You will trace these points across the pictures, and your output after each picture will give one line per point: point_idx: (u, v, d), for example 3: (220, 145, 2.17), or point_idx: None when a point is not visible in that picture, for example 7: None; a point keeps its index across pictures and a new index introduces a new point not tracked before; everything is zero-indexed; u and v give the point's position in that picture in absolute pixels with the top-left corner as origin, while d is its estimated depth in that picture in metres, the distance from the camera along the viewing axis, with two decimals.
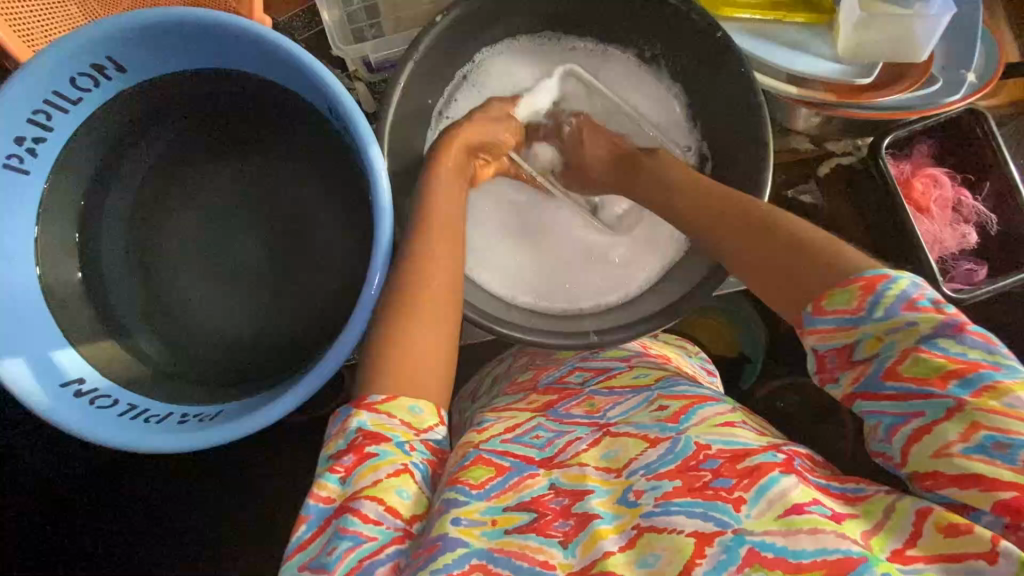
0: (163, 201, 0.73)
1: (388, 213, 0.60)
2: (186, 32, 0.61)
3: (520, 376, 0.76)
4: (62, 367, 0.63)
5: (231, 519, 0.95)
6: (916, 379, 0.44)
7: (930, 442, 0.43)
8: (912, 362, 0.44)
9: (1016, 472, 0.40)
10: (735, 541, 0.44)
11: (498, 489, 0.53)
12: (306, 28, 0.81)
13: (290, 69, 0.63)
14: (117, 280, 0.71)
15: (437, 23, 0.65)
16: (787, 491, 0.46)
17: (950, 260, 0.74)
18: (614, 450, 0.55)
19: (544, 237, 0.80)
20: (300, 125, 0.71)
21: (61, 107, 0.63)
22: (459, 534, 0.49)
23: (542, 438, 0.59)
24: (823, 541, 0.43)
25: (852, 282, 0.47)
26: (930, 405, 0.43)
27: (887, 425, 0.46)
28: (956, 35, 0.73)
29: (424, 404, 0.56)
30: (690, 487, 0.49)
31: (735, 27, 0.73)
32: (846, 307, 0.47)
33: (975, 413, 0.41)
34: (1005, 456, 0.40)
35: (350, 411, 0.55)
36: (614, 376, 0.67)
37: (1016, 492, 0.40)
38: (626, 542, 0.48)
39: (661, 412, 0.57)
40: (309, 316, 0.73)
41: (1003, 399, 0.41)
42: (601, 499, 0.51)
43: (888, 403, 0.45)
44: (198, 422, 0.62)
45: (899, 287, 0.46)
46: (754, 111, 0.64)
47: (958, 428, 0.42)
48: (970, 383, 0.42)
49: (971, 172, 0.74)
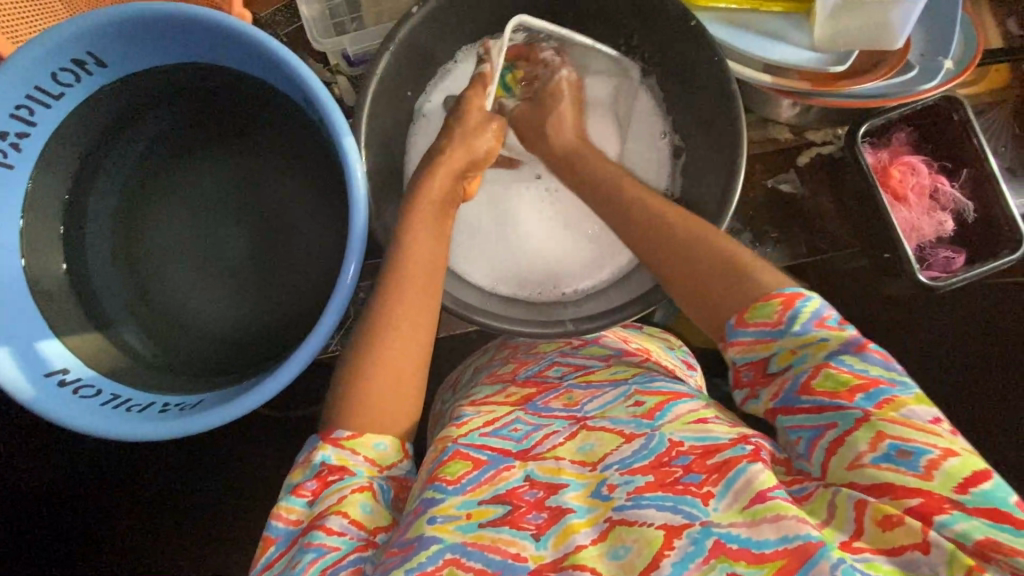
0: (149, 197, 0.74)
1: (363, 207, 0.60)
2: (166, 27, 0.61)
3: (500, 367, 0.74)
4: (46, 358, 0.64)
5: (223, 511, 0.96)
6: (827, 393, 0.47)
7: (843, 454, 0.46)
8: (823, 378, 0.48)
9: (921, 477, 0.43)
10: (703, 533, 0.46)
11: (474, 483, 0.55)
12: (289, 21, 0.82)
13: (268, 63, 0.63)
14: (106, 274, 0.72)
15: (414, 14, 0.66)
16: (753, 478, 0.48)
17: (929, 248, 0.74)
18: (590, 445, 0.57)
19: (521, 223, 0.81)
20: (282, 118, 0.72)
21: (43, 101, 0.63)
22: (434, 532, 0.51)
23: (520, 431, 0.60)
24: (785, 528, 0.44)
25: (772, 299, 0.51)
26: (841, 417, 0.47)
27: (808, 440, 0.49)
28: (934, 22, 0.73)
29: (389, 440, 0.58)
30: (662, 482, 0.50)
31: (712, 17, 0.73)
32: (767, 321, 0.50)
33: (879, 422, 0.45)
34: (909, 463, 0.44)
35: (317, 443, 0.58)
36: (593, 371, 0.68)
37: (921, 498, 0.43)
38: (598, 535, 0.49)
39: (638, 408, 0.58)
40: (291, 306, 0.74)
41: (900, 411, 0.45)
42: (575, 493, 0.53)
43: (803, 416, 0.49)
44: (179, 411, 0.63)
45: (812, 306, 0.50)
46: (728, 98, 0.64)
47: (867, 437, 0.45)
48: (873, 397, 0.46)
49: (947, 159, 0.75)
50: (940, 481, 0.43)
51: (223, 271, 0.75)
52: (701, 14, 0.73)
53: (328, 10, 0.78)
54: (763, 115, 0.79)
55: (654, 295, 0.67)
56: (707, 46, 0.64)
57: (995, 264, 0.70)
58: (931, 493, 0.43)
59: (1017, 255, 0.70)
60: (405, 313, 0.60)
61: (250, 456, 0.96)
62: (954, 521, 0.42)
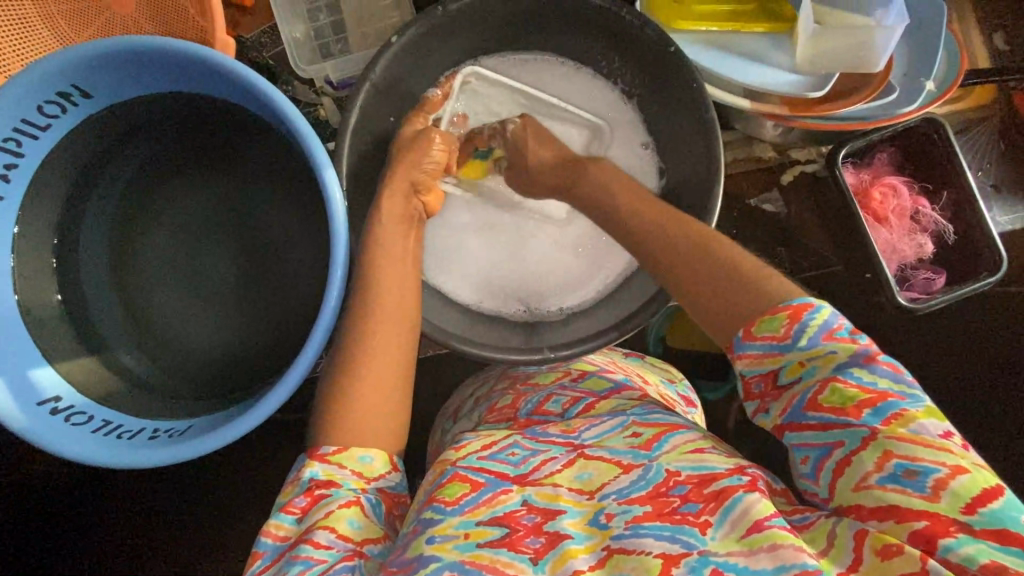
0: (136, 222, 0.74)
1: (343, 237, 0.61)
2: (149, 58, 0.62)
3: (499, 402, 0.72)
4: (39, 386, 0.65)
5: (216, 531, 0.96)
6: (833, 409, 0.46)
7: (850, 475, 0.45)
8: (830, 393, 0.46)
9: (928, 498, 0.42)
10: (701, 563, 0.45)
11: (472, 504, 0.52)
12: (275, 43, 0.83)
13: (246, 92, 0.64)
14: (98, 300, 0.72)
15: (392, 44, 0.66)
16: (750, 508, 0.47)
17: (910, 268, 0.75)
18: (588, 473, 0.54)
19: (507, 240, 0.81)
20: (268, 143, 0.72)
21: (29, 133, 0.63)
22: (433, 552, 0.48)
23: (518, 455, 0.57)
24: (782, 558, 0.43)
25: (780, 310, 0.49)
26: (848, 435, 0.46)
27: (815, 460, 0.48)
28: (917, 42, 0.72)
29: (376, 453, 0.57)
30: (659, 512, 0.48)
31: (691, 39, 0.72)
32: (774, 334, 0.49)
33: (886, 440, 0.44)
34: (916, 484, 0.42)
35: (304, 460, 0.56)
36: (594, 404, 0.65)
37: (927, 521, 0.42)
38: (596, 562, 0.47)
39: (635, 438, 0.56)
40: (277, 328, 0.75)
41: (909, 427, 0.44)
42: (572, 520, 0.50)
43: (810, 434, 0.48)
44: (168, 437, 0.64)
45: (821, 318, 0.48)
46: (707, 125, 0.65)
47: (873, 457, 0.44)
48: (880, 413, 0.45)
49: (928, 181, 0.76)
50: (947, 501, 0.42)
51: (212, 297, 0.75)
52: (678, 37, 0.72)
53: (313, 31, 0.79)
54: (746, 133, 0.79)
55: (632, 321, 0.69)
56: (686, 73, 0.65)
57: (975, 286, 0.71)
58: (938, 516, 0.41)
59: (996, 277, 0.71)
60: (390, 341, 0.61)
61: (244, 473, 0.95)
62: (959, 545, 0.41)
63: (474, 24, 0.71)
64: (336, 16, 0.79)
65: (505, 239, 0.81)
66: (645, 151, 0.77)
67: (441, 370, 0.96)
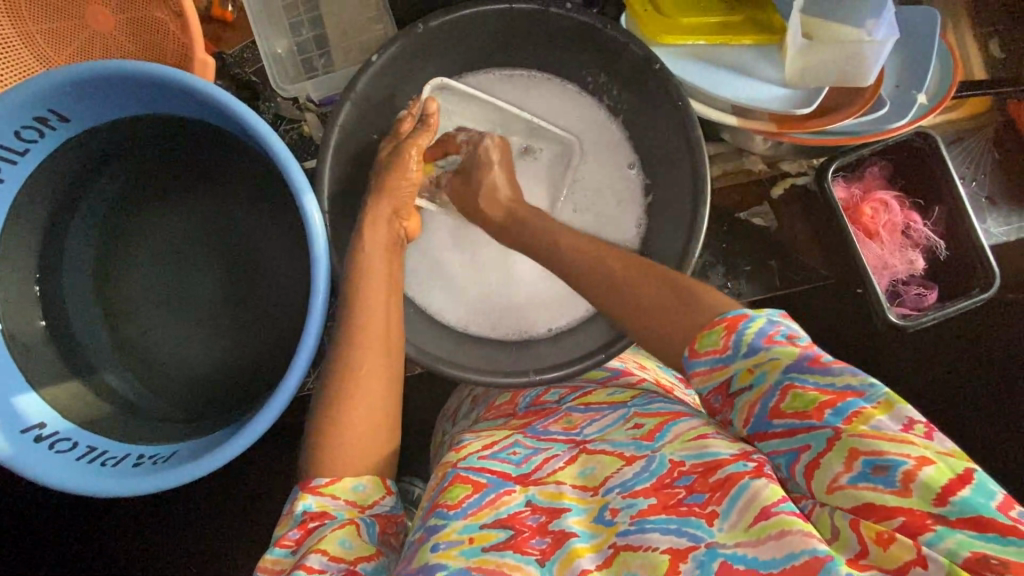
0: (120, 243, 0.74)
1: (324, 262, 0.60)
2: (125, 82, 0.61)
3: (497, 400, 0.71)
4: (24, 414, 0.64)
5: (211, 543, 0.96)
6: (796, 414, 0.43)
7: (821, 478, 0.42)
8: (789, 399, 0.43)
9: (900, 493, 0.39)
10: (708, 556, 0.43)
11: (475, 506, 0.51)
12: (257, 58, 0.81)
13: (224, 115, 0.63)
14: (82, 324, 0.72)
15: (373, 63, 0.65)
16: (758, 493, 0.43)
17: (902, 284, 0.75)
18: (590, 468, 0.53)
19: (495, 257, 0.80)
20: (251, 162, 0.71)
21: (8, 159, 0.63)
22: (438, 559, 0.48)
23: (520, 454, 0.56)
24: (791, 545, 0.41)
25: (716, 323, 0.47)
26: (813, 437, 0.42)
27: (786, 466, 0.44)
28: (909, 54, 0.71)
29: (367, 479, 0.57)
30: (665, 505, 0.46)
31: (677, 53, 0.71)
32: (715, 348, 0.47)
33: (850, 439, 0.40)
34: (886, 480, 0.39)
35: (297, 491, 0.56)
36: (590, 393, 0.64)
37: (904, 516, 0.39)
38: (602, 560, 0.46)
39: (637, 429, 0.54)
40: (264, 347, 0.74)
41: (870, 423, 0.40)
42: (577, 518, 0.49)
43: (778, 441, 0.44)
44: (152, 464, 0.64)
45: (756, 325, 0.46)
46: (692, 145, 0.64)
47: (840, 458, 0.41)
48: (841, 411, 0.41)
49: (919, 198, 0.75)
50: (919, 495, 0.38)
51: (197, 318, 0.75)
52: (662, 52, 0.71)
53: (296, 46, 0.78)
54: (737, 145, 0.77)
55: (619, 341, 0.66)
56: (671, 89, 0.63)
57: (967, 302, 0.70)
58: (914, 510, 0.38)
59: (988, 295, 0.70)
60: (373, 365, 0.60)
61: (237, 485, 0.95)
62: (940, 540, 0.38)
63: (457, 40, 0.70)
64: (319, 31, 0.78)
65: (494, 258, 0.80)
66: (631, 172, 0.77)
67: (434, 381, 0.96)
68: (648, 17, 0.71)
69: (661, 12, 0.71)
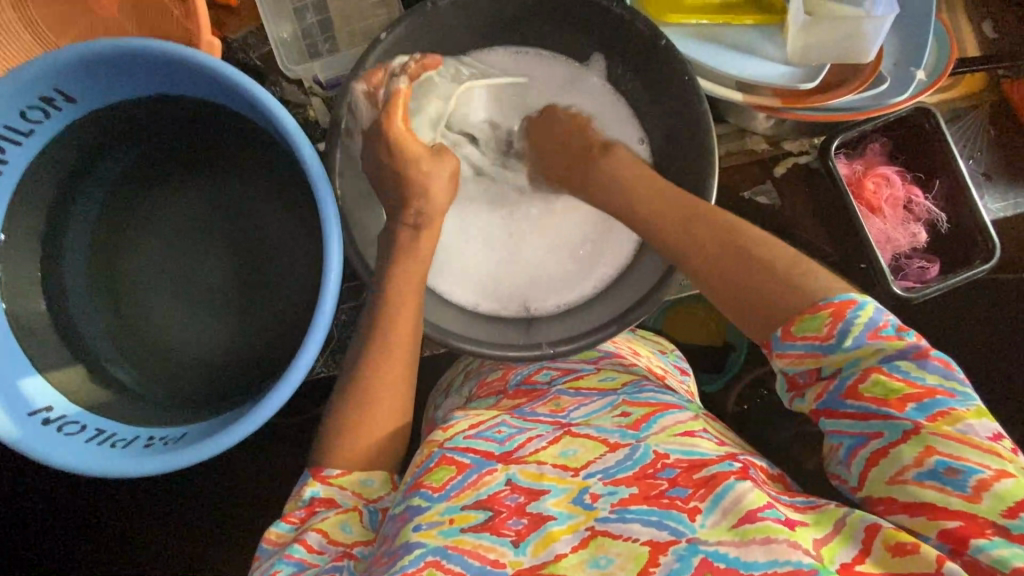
0: (123, 227, 0.73)
1: (335, 238, 0.60)
2: (132, 60, 0.60)
3: (489, 376, 0.71)
4: (27, 396, 0.63)
5: (210, 535, 0.96)
6: (875, 400, 0.44)
7: (886, 466, 0.43)
8: (873, 384, 0.44)
9: (966, 498, 0.40)
10: (689, 551, 0.43)
11: (458, 488, 0.50)
12: (262, 44, 0.81)
13: (233, 93, 0.63)
14: (88, 308, 0.72)
15: (381, 40, 0.65)
16: (741, 497, 0.44)
17: (904, 258, 0.77)
18: (572, 450, 0.53)
19: (508, 238, 0.80)
20: (260, 143, 0.71)
21: (13, 140, 0.62)
22: (418, 538, 0.47)
23: (504, 433, 0.56)
24: (774, 552, 0.41)
25: (820, 307, 0.46)
26: (889, 427, 0.43)
27: (848, 448, 0.45)
28: (908, 30, 0.72)
29: (378, 475, 0.57)
30: (646, 495, 0.47)
31: (683, 32, 0.72)
32: (816, 334, 0.46)
33: (929, 437, 0.41)
34: (956, 483, 0.40)
35: (307, 476, 0.56)
36: (583, 377, 0.65)
37: (961, 521, 0.40)
38: (578, 543, 0.46)
39: (623, 418, 0.55)
40: (272, 331, 0.74)
41: (957, 425, 0.41)
42: (556, 499, 0.49)
43: (849, 423, 0.45)
44: (162, 445, 0.63)
45: (866, 315, 0.45)
46: (700, 119, 0.65)
47: (913, 451, 0.42)
48: (928, 408, 0.42)
49: (921, 171, 0.77)
50: (988, 504, 0.39)
51: (201, 300, 0.74)
52: (669, 31, 0.72)
53: (300, 31, 0.76)
54: (739, 126, 0.78)
55: (633, 313, 0.68)
56: (676, 64, 0.65)
57: (969, 274, 0.72)
58: (974, 517, 0.40)
59: (989, 265, 0.72)
60: (383, 341, 0.60)
61: (242, 473, 0.95)
62: (992, 547, 0.39)
63: (463, 18, 0.70)
64: (324, 15, 0.76)
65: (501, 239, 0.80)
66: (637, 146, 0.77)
67: (438, 368, 0.96)
68: None
69: None
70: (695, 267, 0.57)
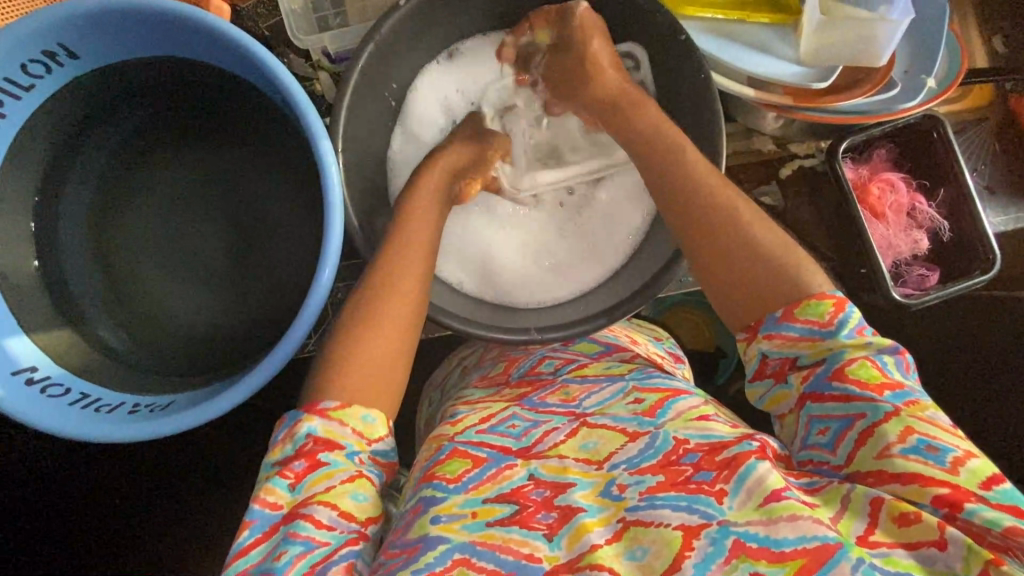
0: (118, 192, 0.72)
1: (337, 210, 0.58)
2: (138, 17, 0.59)
3: (491, 370, 0.70)
4: (13, 355, 0.61)
5: (193, 512, 0.95)
6: (858, 382, 0.47)
7: (873, 444, 0.45)
8: (859, 367, 0.47)
9: (948, 471, 0.43)
10: (721, 533, 0.43)
11: (476, 481, 0.50)
12: (271, 14, 0.80)
13: (241, 58, 0.62)
14: (76, 272, 0.70)
15: (400, 6, 0.65)
16: (765, 478, 0.45)
17: (904, 265, 0.77)
18: (593, 442, 0.53)
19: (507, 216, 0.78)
20: (264, 113, 0.70)
21: (12, 93, 0.60)
22: (440, 532, 0.47)
23: (518, 428, 0.56)
24: (802, 528, 0.42)
25: (825, 298, 0.51)
26: (871, 407, 0.46)
27: (835, 431, 0.48)
28: (920, 40, 0.73)
29: (377, 413, 0.52)
30: (673, 482, 0.47)
31: (698, 26, 0.72)
32: (817, 319, 0.50)
33: (909, 418, 0.45)
34: (937, 457, 0.43)
35: (300, 415, 0.51)
36: (587, 365, 0.65)
37: (950, 488, 0.42)
38: (612, 534, 0.46)
39: (638, 405, 0.55)
40: (264, 305, 0.73)
41: (927, 412, 0.46)
42: (584, 492, 0.49)
43: (833, 405, 0.48)
44: (148, 412, 0.62)
45: (856, 316, 0.50)
46: (712, 114, 0.64)
47: (896, 429, 0.45)
48: (901, 395, 0.46)
49: (925, 179, 0.78)
50: (966, 477, 0.43)
51: (196, 269, 0.73)
52: (685, 24, 0.72)
53: (311, 3, 0.74)
54: (747, 126, 0.79)
55: (621, 310, 0.66)
56: (693, 62, 0.64)
57: (967, 284, 0.72)
58: (958, 486, 0.42)
59: (987, 278, 0.73)
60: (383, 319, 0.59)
61: (228, 449, 0.94)
62: (982, 510, 0.41)
63: None
64: None
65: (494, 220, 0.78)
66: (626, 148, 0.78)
67: (434, 354, 0.95)
68: None
69: None
70: (701, 256, 0.57)
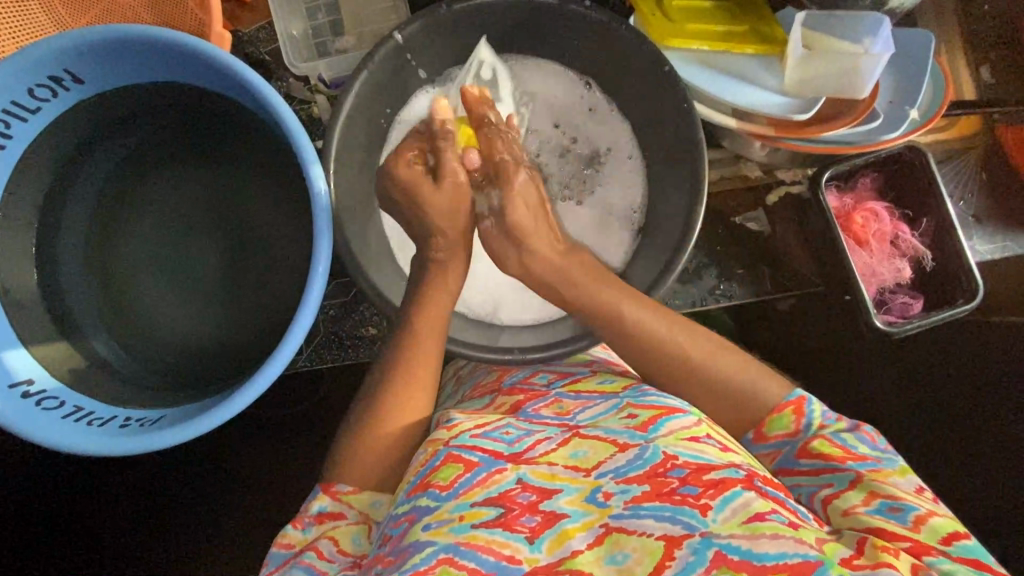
0: (123, 204, 0.74)
1: (326, 233, 0.60)
2: (138, 47, 0.61)
3: (484, 379, 0.72)
4: (11, 367, 0.63)
5: (188, 518, 0.97)
6: (822, 456, 0.54)
7: (840, 505, 0.51)
8: (820, 444, 0.55)
9: (910, 528, 0.47)
10: (703, 544, 0.45)
11: (466, 486, 0.51)
12: (273, 39, 0.83)
13: (236, 84, 0.64)
14: (76, 284, 0.72)
15: (393, 39, 0.65)
16: (750, 500, 0.47)
17: (889, 293, 0.78)
18: (583, 451, 0.54)
19: None
20: (259, 134, 0.72)
21: (20, 116, 0.63)
22: (429, 537, 0.48)
23: (512, 434, 0.56)
24: (784, 545, 0.43)
25: (783, 404, 0.58)
26: (837, 478, 0.53)
27: (807, 496, 0.54)
28: (905, 72, 0.74)
29: (384, 498, 0.61)
30: (658, 492, 0.48)
31: (685, 57, 0.74)
32: (779, 424, 0.58)
33: (870, 483, 0.51)
34: (899, 517, 0.48)
35: (317, 490, 0.61)
36: (580, 381, 0.66)
37: (912, 542, 0.46)
38: (593, 539, 0.48)
39: (631, 420, 0.56)
40: (257, 317, 0.75)
41: (887, 478, 0.51)
42: (568, 497, 0.50)
43: (803, 477, 0.55)
44: (139, 426, 0.64)
45: (816, 407, 0.58)
46: (694, 146, 0.66)
47: (860, 494, 0.51)
48: (862, 465, 0.53)
49: (909, 209, 0.79)
50: (927, 533, 0.47)
51: (192, 284, 0.75)
52: (670, 54, 0.73)
53: (310, 30, 0.77)
54: (735, 151, 0.81)
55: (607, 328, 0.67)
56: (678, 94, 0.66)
57: (950, 312, 0.73)
58: (920, 541, 0.47)
59: (971, 305, 0.73)
60: None
61: (223, 455, 0.96)
62: (941, 563, 0.45)
63: (470, 30, 0.71)
64: (335, 15, 0.77)
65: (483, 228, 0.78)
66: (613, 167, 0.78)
67: None
68: (655, 21, 0.73)
69: (669, 16, 0.74)
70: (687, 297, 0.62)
